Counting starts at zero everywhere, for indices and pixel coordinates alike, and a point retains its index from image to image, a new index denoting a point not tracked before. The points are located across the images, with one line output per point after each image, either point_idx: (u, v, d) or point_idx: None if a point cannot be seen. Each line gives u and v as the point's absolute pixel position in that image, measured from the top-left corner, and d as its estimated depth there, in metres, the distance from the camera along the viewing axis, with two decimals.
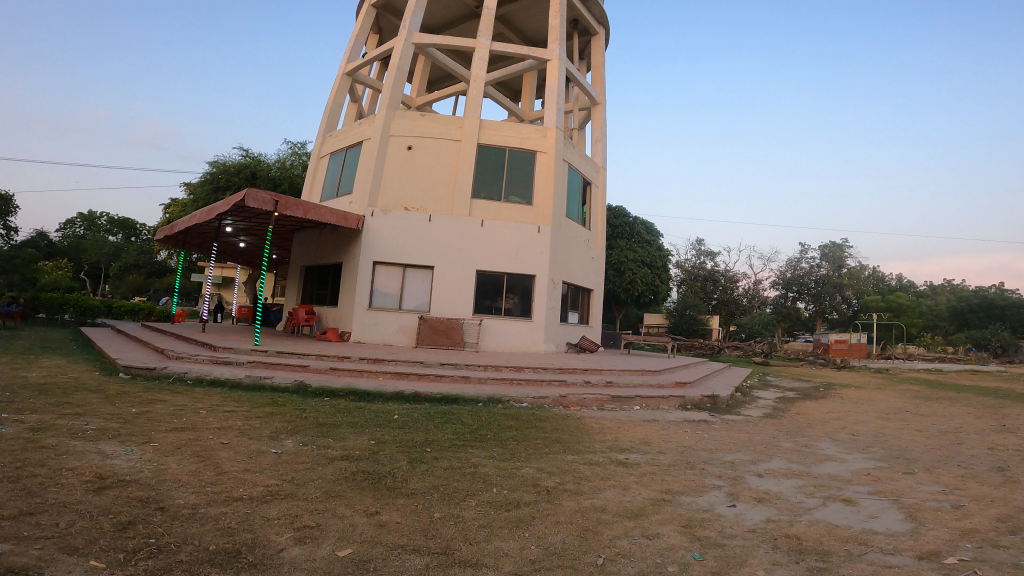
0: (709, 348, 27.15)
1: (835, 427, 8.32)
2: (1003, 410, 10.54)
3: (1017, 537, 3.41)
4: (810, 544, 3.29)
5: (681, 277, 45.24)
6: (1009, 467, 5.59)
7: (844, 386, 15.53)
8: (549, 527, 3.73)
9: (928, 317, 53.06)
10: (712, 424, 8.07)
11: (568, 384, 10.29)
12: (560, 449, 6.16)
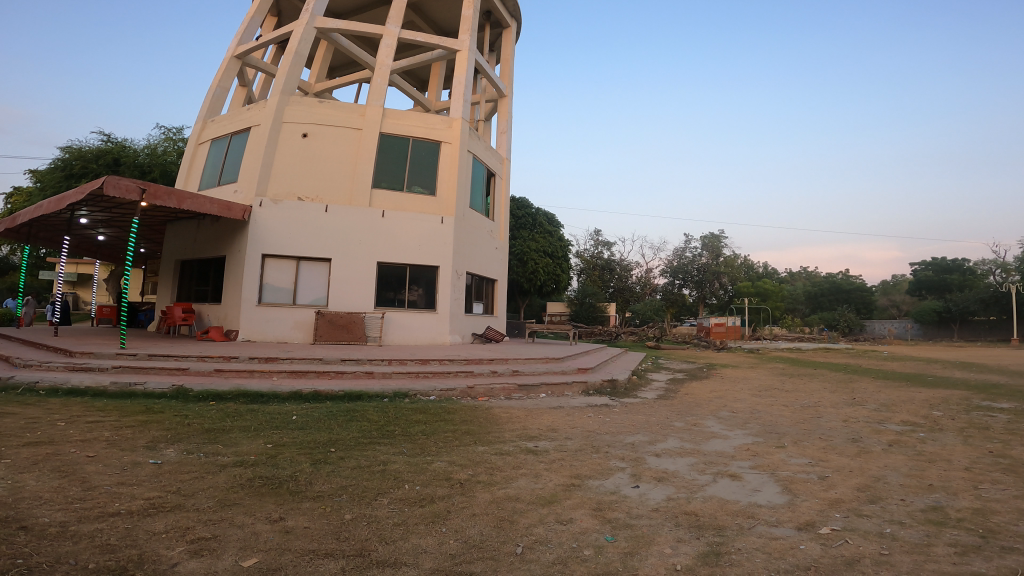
0: (607, 334, 28.66)
1: (719, 405, 9.22)
2: (851, 385, 12.23)
3: (875, 506, 4.00)
4: (708, 520, 3.66)
5: (581, 266, 46.84)
6: (860, 438, 6.55)
7: (724, 367, 17.14)
8: (465, 520, 3.81)
9: (790, 301, 59.30)
10: (613, 408, 8.59)
11: (474, 375, 10.41)
12: (470, 440, 6.25)
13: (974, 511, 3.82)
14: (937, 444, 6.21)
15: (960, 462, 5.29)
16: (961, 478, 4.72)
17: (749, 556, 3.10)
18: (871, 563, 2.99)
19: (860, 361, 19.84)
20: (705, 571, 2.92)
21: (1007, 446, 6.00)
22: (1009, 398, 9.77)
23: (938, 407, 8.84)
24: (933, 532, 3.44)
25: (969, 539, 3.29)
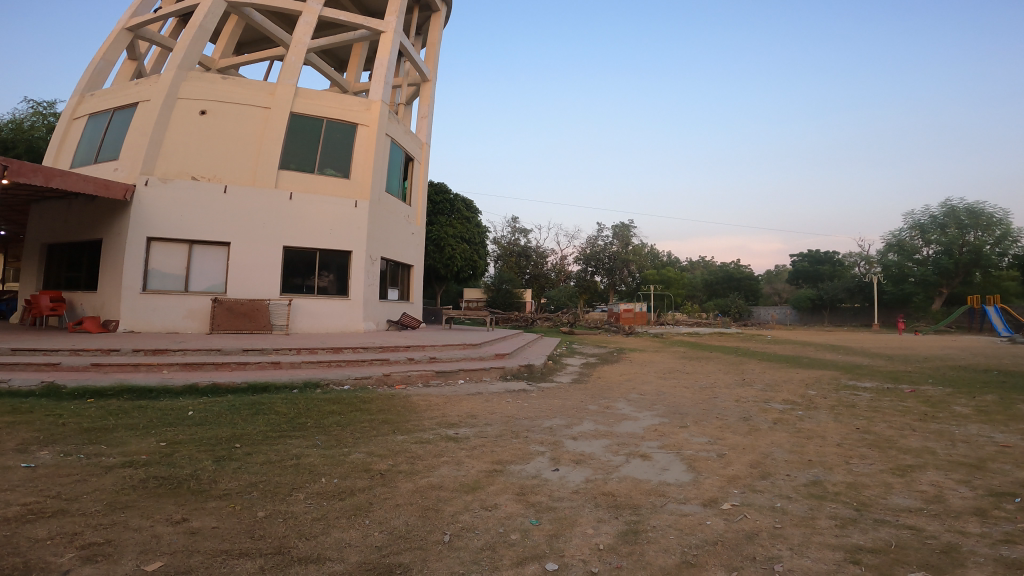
0: (523, 320, 29.16)
1: (628, 388, 9.80)
2: (743, 367, 13.41)
3: (765, 480, 4.50)
4: (624, 500, 3.95)
5: (497, 253, 46.91)
6: (751, 416, 7.27)
7: (632, 351, 18.10)
8: (389, 511, 3.83)
9: (690, 288, 63.20)
10: (530, 392, 8.85)
11: (390, 363, 10.28)
12: (388, 430, 6.22)
13: (846, 484, 4.41)
14: (814, 421, 7.03)
15: (833, 438, 6.05)
16: (835, 453, 5.40)
17: (663, 533, 3.40)
18: (766, 535, 3.38)
19: (751, 345, 21.70)
20: (624, 549, 3.17)
21: (869, 422, 6.92)
22: (870, 378, 11.19)
23: (814, 387, 9.97)
24: (815, 504, 3.94)
25: (844, 510, 3.81)
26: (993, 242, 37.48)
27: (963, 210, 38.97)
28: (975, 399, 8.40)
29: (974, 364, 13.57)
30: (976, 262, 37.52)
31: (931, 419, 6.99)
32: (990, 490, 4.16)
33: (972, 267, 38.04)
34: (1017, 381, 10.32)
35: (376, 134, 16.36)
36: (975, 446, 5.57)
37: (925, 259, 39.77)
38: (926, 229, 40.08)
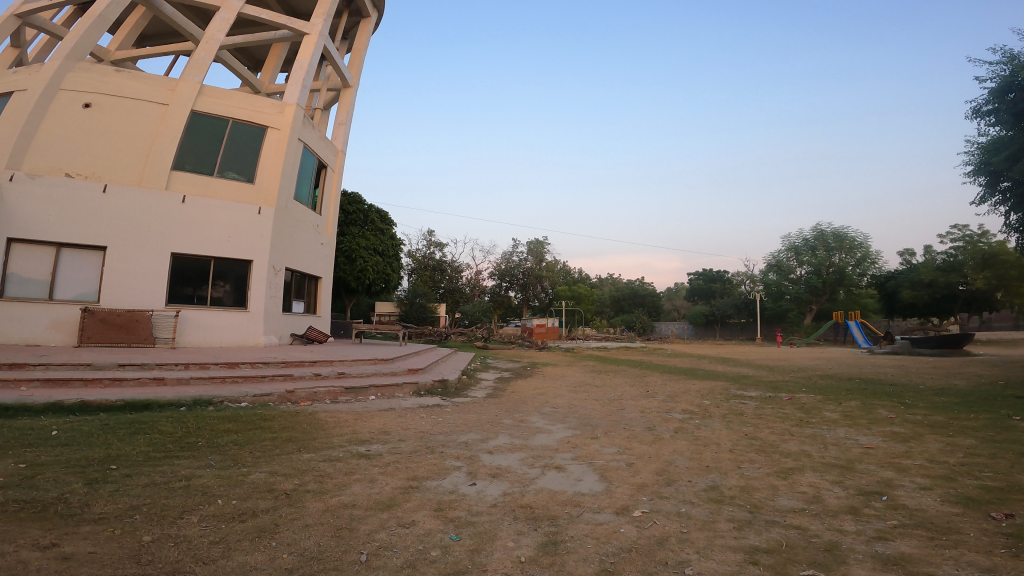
0: (436, 334, 28.87)
1: (541, 401, 10.03)
2: (647, 379, 14.20)
3: (671, 487, 4.82)
4: (542, 511, 4.06)
5: (412, 267, 46.13)
6: (655, 426, 7.72)
7: (544, 365, 18.51)
8: (297, 532, 3.66)
9: (598, 303, 65.79)
10: (444, 408, 8.80)
11: (294, 378, 9.78)
12: (293, 448, 5.93)
13: (741, 488, 4.83)
14: (709, 429, 7.61)
15: (727, 445, 6.59)
16: (729, 459, 5.88)
17: (581, 542, 3.53)
18: (675, 540, 3.62)
19: (653, 358, 23.01)
20: (545, 560, 3.26)
21: (756, 428, 7.61)
22: (755, 387, 12.29)
23: (709, 397, 10.78)
24: (716, 509, 4.27)
25: (741, 513, 4.16)
26: (854, 263, 42.66)
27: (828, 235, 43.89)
28: (842, 405, 9.51)
29: (841, 374, 15.30)
30: (840, 280, 42.62)
31: (807, 424, 7.82)
32: (858, 489, 4.74)
33: (836, 287, 43.11)
34: (874, 388, 11.80)
35: (286, 141, 15.62)
36: (843, 448, 6.30)
37: (799, 278, 44.20)
38: (800, 250, 44.40)
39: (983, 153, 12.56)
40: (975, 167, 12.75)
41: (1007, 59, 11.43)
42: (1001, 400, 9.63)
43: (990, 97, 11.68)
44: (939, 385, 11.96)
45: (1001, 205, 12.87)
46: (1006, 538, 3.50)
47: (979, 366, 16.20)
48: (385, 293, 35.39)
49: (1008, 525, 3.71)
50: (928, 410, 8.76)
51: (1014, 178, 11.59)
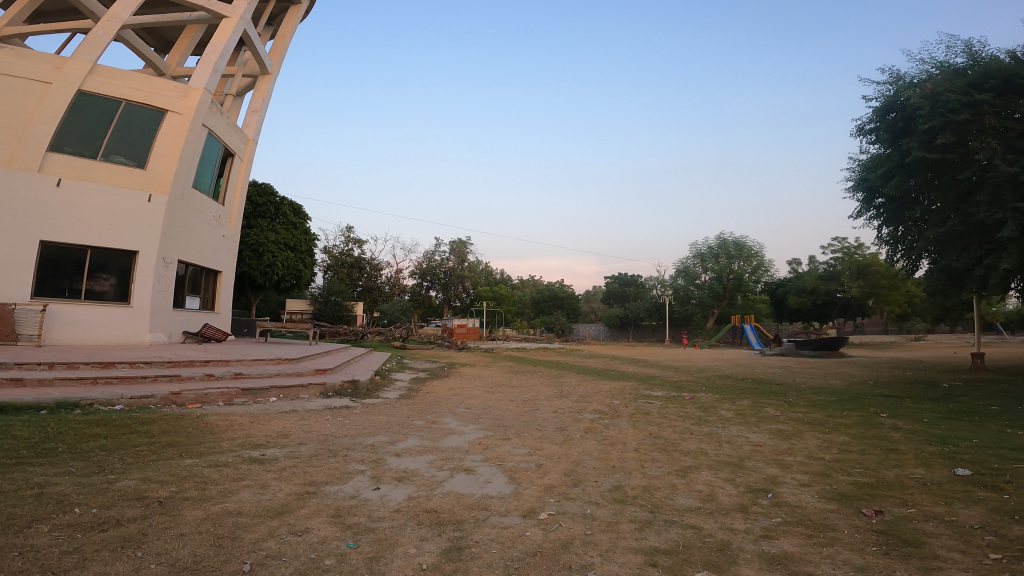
0: (351, 333, 27.93)
1: (456, 402, 9.96)
2: (562, 379, 14.51)
3: (578, 488, 4.92)
4: (447, 516, 3.99)
5: (329, 263, 44.24)
6: (566, 427, 7.87)
7: (462, 366, 18.43)
8: (170, 541, 3.35)
9: (520, 306, 66.29)
10: (352, 410, 8.48)
11: (182, 379, 9.03)
12: (174, 453, 5.45)
13: (643, 488, 5.01)
14: (617, 428, 7.87)
15: (632, 444, 6.84)
16: (634, 458, 6.10)
17: (486, 547, 3.50)
18: (579, 542, 3.69)
19: (569, 359, 23.57)
20: (448, 567, 3.19)
21: (660, 427, 7.98)
22: (661, 387, 12.90)
23: (618, 397, 11.18)
24: (619, 509, 4.40)
25: (643, 514, 4.32)
26: (750, 271, 45.87)
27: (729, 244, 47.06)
28: (736, 404, 10.20)
29: (739, 374, 16.41)
30: (738, 287, 46.08)
31: (705, 423, 8.30)
32: (748, 486, 5.07)
33: (735, 292, 46.50)
34: (766, 387, 12.73)
35: (188, 126, 14.42)
36: (737, 446, 6.74)
37: (703, 284, 46.77)
38: (705, 258, 47.06)
39: (864, 170, 13.89)
40: (856, 183, 14.20)
41: (891, 81, 12.64)
42: (871, 399, 10.70)
43: (875, 116, 12.88)
44: (820, 385, 13.14)
45: (875, 219, 14.34)
46: (876, 535, 3.85)
47: (852, 367, 18.01)
48: (297, 290, 33.66)
49: (877, 521, 4.10)
50: (809, 408, 9.60)
51: (889, 193, 12.92)
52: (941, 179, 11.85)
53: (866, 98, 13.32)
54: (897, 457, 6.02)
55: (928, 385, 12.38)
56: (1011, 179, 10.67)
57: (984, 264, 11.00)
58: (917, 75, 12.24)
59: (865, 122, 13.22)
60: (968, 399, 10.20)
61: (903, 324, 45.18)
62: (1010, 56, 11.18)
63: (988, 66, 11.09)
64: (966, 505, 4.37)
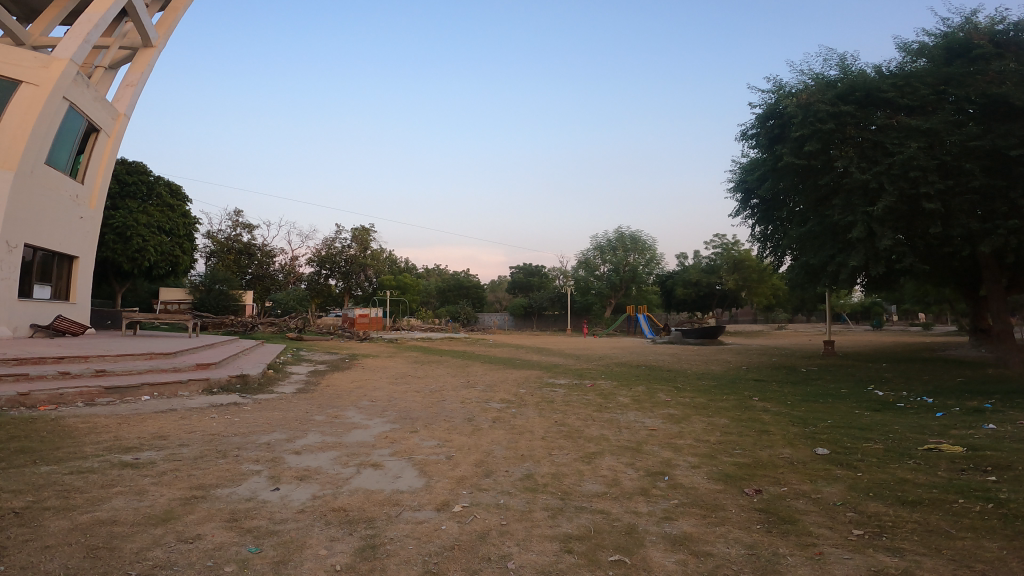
0: (240, 325, 26.11)
1: (359, 395, 9.69)
2: (467, 369, 14.59)
3: (489, 478, 5.00)
4: (358, 514, 3.90)
5: (212, 249, 40.85)
6: (474, 417, 7.95)
7: (364, 357, 17.90)
8: (35, 556, 2.99)
9: (424, 295, 65.27)
10: (242, 406, 7.96)
11: (33, 378, 7.99)
12: (27, 460, 4.82)
13: (552, 475, 5.21)
14: (524, 417, 8.07)
15: (539, 432, 7.06)
16: (541, 446, 6.31)
17: (402, 544, 3.48)
18: (496, 533, 3.77)
19: (474, 348, 23.71)
20: (363, 567, 3.14)
21: (564, 415, 8.30)
22: (564, 375, 13.40)
23: (523, 386, 11.46)
24: (531, 498, 4.54)
25: (554, 501, 4.49)
26: (644, 264, 48.91)
27: (628, 238, 49.28)
28: (632, 390, 10.86)
29: (634, 361, 17.43)
30: (633, 279, 48.81)
31: (605, 409, 8.77)
32: (647, 470, 5.44)
33: (630, 283, 49.10)
34: (658, 374, 13.64)
35: (43, 98, 12.64)
36: (634, 431, 7.19)
37: (602, 275, 48.92)
38: (603, 250, 49.00)
39: (744, 172, 15.23)
40: (736, 184, 15.62)
41: (773, 90, 13.90)
42: (746, 383, 11.85)
43: (757, 122, 14.13)
44: (703, 371, 14.33)
45: (751, 218, 15.82)
46: (758, 512, 4.30)
47: (730, 354, 19.80)
48: (172, 277, 30.66)
49: (758, 500, 4.57)
50: (696, 393, 10.46)
51: (763, 195, 14.28)
52: (805, 182, 13.33)
53: (752, 104, 14.51)
54: (770, 438, 6.75)
55: (791, 370, 13.96)
56: (862, 186, 12.08)
57: (836, 260, 12.57)
58: (795, 85, 13.54)
59: (748, 127, 14.44)
60: (824, 383, 11.63)
61: (770, 314, 50.36)
62: (871, 73, 12.58)
63: (853, 82, 12.45)
64: (828, 482, 5.00)
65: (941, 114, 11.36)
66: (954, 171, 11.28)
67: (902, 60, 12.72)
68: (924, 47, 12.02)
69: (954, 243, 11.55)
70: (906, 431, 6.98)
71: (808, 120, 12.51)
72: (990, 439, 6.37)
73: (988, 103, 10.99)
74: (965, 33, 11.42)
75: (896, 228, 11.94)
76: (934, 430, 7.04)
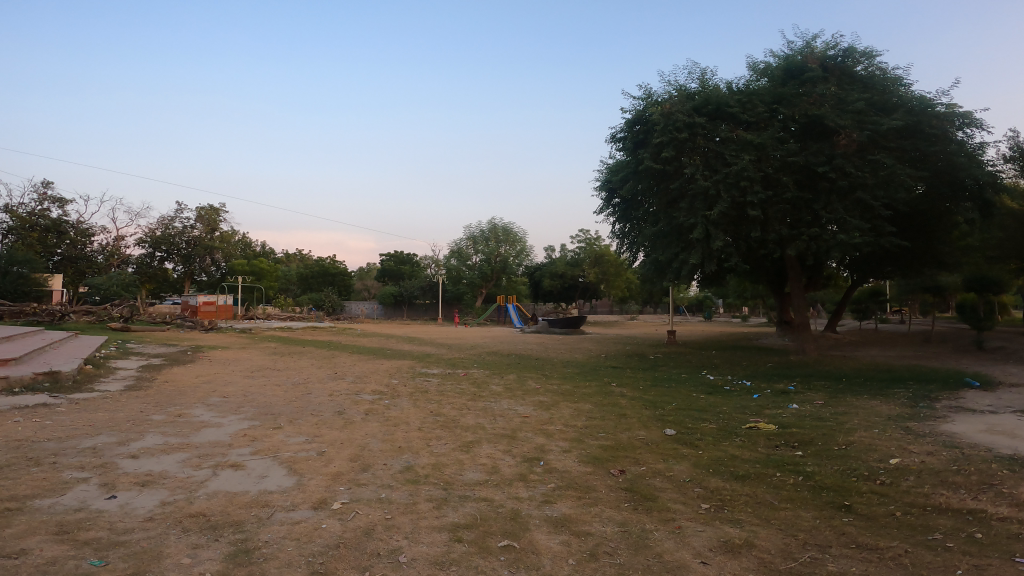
0: (49, 313, 22.12)
1: (207, 391, 8.73)
2: (333, 361, 13.89)
3: (368, 473, 4.84)
4: (222, 519, 3.58)
5: (9, 224, 33.55)
6: (344, 410, 7.62)
7: (211, 348, 16.19)
8: None
9: (283, 281, 60.42)
10: (57, 408, 6.79)
11: None
12: None
13: (432, 466, 5.20)
14: (398, 409, 7.90)
15: (415, 423, 6.98)
16: (418, 437, 6.24)
17: (279, 546, 3.27)
18: (381, 528, 3.67)
19: (339, 338, 22.63)
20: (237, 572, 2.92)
21: (439, 405, 8.28)
22: (436, 365, 13.34)
23: (395, 376, 11.20)
24: (414, 490, 4.49)
25: (437, 491, 4.49)
26: (515, 256, 49.51)
27: (501, 229, 49.38)
28: (503, 379, 11.15)
29: (502, 350, 17.89)
30: (503, 270, 49.40)
31: (479, 398, 8.90)
32: (523, 456, 5.65)
33: (501, 274, 49.53)
34: (527, 362, 14.16)
35: None
36: (508, 419, 7.39)
37: (474, 266, 49.20)
38: (477, 240, 49.36)
39: (609, 173, 16.24)
40: (602, 183, 16.63)
41: (642, 97, 14.90)
42: (606, 370, 12.78)
43: (625, 126, 15.11)
44: (567, 359, 15.15)
45: (612, 216, 16.97)
46: (624, 492, 4.69)
47: (590, 343, 21.18)
48: None
49: (623, 480, 4.98)
50: (562, 380, 11.06)
51: (624, 195, 15.37)
52: (658, 186, 14.60)
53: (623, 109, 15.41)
54: (628, 421, 7.37)
55: (641, 358, 15.34)
56: (704, 192, 13.55)
57: (680, 258, 14.04)
58: (661, 94, 14.66)
59: (616, 130, 15.40)
60: (669, 369, 12.96)
61: (623, 306, 54.72)
62: (723, 89, 14.08)
63: (708, 96, 13.86)
64: (678, 460, 5.61)
65: (772, 129, 13.11)
66: (775, 184, 13.12)
67: (750, 77, 14.50)
68: (768, 67, 13.87)
69: (770, 247, 13.46)
70: (734, 411, 8.06)
71: (668, 128, 13.71)
72: (796, 417, 7.61)
73: (809, 123, 13.06)
74: (804, 56, 13.59)
75: (728, 231, 13.58)
76: (756, 410, 8.23)
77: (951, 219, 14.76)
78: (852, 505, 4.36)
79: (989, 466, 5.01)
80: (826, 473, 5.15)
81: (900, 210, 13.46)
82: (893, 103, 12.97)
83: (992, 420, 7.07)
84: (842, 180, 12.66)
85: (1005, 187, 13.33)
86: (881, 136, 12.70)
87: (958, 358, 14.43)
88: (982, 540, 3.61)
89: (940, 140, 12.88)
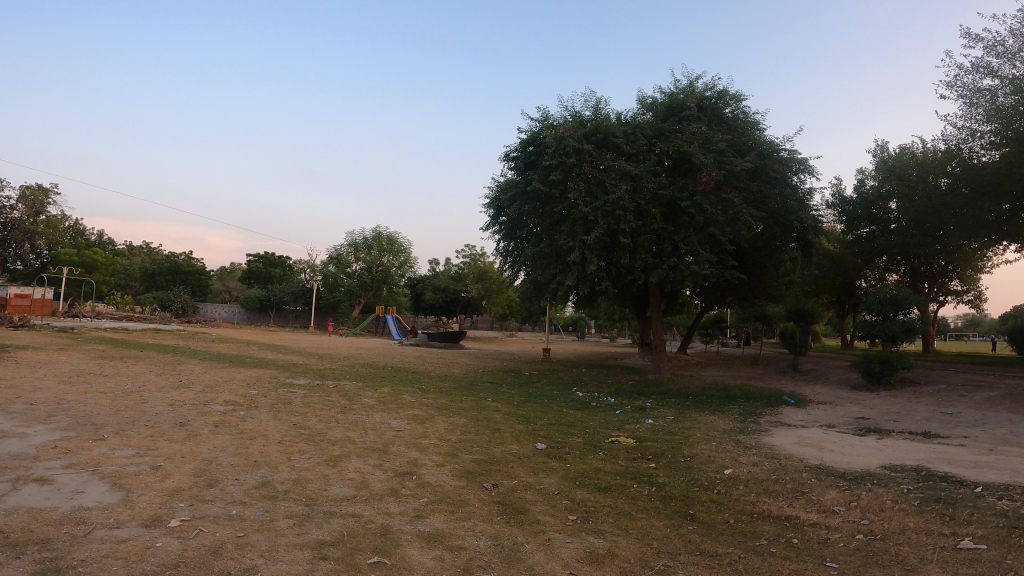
0: None
1: (8, 398, 7.48)
2: (179, 367, 12.48)
3: (214, 489, 4.56)
4: (24, 536, 3.42)
5: None
6: (187, 421, 6.90)
7: (18, 348, 13.78)
8: None
9: (122, 276, 52.58)
10: None
11: None
12: None
13: (293, 481, 4.89)
14: (255, 420, 7.28)
15: (274, 436, 6.47)
16: (278, 451, 5.82)
17: (101, 565, 3.13)
18: (232, 546, 3.51)
19: (188, 342, 20.36)
20: None
21: (304, 417, 7.74)
22: (304, 375, 12.51)
23: (255, 386, 10.30)
24: (271, 506, 4.25)
25: (298, 508, 4.26)
26: (398, 266, 46.64)
27: (385, 237, 46.41)
28: (377, 391, 10.74)
29: (376, 362, 17.27)
30: (385, 279, 46.48)
31: (350, 410, 8.46)
32: (395, 471, 5.44)
33: (382, 284, 46.54)
34: (402, 375, 13.83)
35: None
36: (380, 432, 7.10)
37: (353, 273, 45.81)
38: (358, 247, 45.66)
39: (500, 191, 16.66)
40: (490, 201, 16.99)
41: (539, 119, 15.34)
42: (481, 385, 12.87)
43: (519, 146, 15.51)
44: (444, 373, 14.96)
45: (498, 234, 17.34)
46: (497, 505, 4.69)
47: (468, 358, 21.05)
48: None
49: (496, 494, 4.98)
50: (437, 394, 10.90)
51: (511, 214, 15.74)
52: (544, 208, 15.16)
53: (519, 128, 15.76)
54: (501, 435, 7.42)
55: (516, 374, 15.64)
56: (583, 218, 14.28)
57: (556, 279, 14.71)
58: (557, 118, 15.21)
59: (510, 149, 15.67)
60: (541, 385, 13.33)
61: (503, 323, 55.17)
62: (612, 119, 14.84)
63: (598, 124, 14.55)
64: (547, 473, 5.74)
65: (648, 162, 14.14)
66: (644, 214, 14.23)
67: (637, 110, 15.46)
68: (653, 103, 14.89)
69: (636, 272, 14.62)
70: (599, 426, 8.46)
71: (558, 152, 14.31)
72: (650, 431, 8.23)
73: (679, 159, 14.30)
74: (684, 95, 14.77)
75: (601, 256, 14.52)
76: (617, 425, 8.72)
77: (780, 257, 17.11)
78: (696, 513, 4.75)
79: (801, 475, 5.77)
80: (675, 484, 5.56)
81: (742, 244, 15.28)
82: (748, 146, 14.61)
83: (804, 434, 8.17)
84: (698, 215, 14.09)
85: (824, 231, 15.70)
86: (734, 176, 14.25)
87: (781, 379, 16.57)
88: (798, 545, 4.09)
89: (779, 183, 14.84)
